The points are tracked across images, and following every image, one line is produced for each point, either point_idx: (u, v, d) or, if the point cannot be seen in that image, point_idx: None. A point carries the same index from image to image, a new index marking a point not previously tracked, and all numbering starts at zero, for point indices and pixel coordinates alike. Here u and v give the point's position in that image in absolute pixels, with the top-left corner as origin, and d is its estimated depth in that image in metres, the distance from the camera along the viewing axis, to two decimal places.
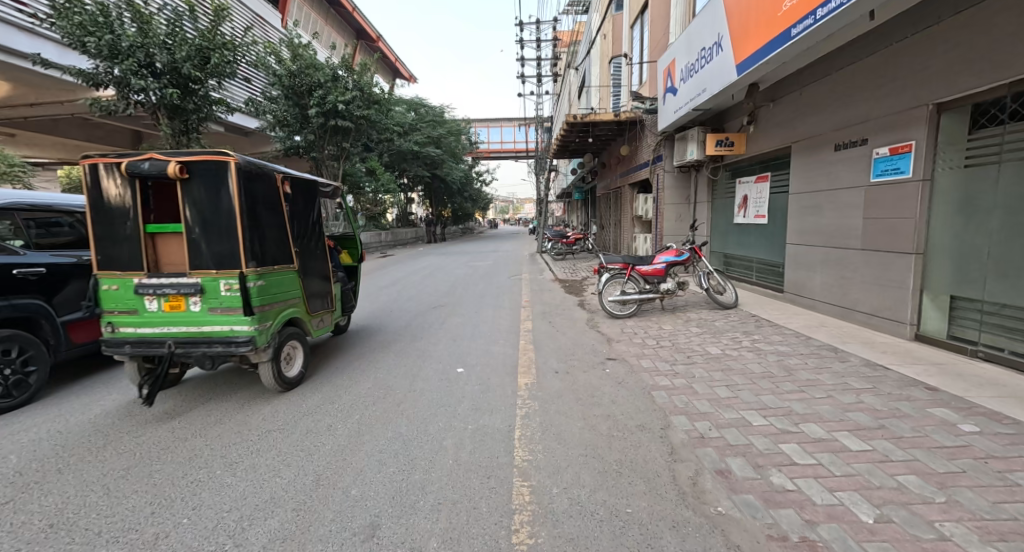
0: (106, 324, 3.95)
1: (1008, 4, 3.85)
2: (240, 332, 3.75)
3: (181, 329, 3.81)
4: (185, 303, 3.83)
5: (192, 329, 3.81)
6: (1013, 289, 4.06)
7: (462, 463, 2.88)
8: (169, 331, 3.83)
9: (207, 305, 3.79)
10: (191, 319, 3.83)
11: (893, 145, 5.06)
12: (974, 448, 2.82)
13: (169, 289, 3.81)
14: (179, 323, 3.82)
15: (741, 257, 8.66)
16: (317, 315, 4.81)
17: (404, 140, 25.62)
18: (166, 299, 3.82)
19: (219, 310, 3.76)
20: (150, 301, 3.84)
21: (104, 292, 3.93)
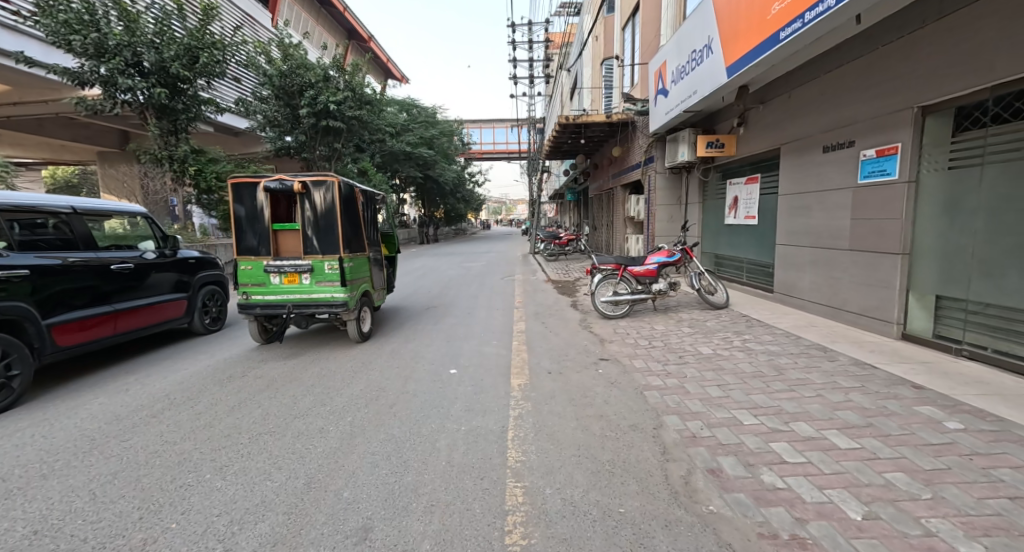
0: (240, 293, 5.55)
1: (991, 9, 3.93)
2: (338, 298, 5.40)
3: (295, 297, 5.44)
4: (299, 278, 5.46)
5: (303, 297, 5.44)
6: (997, 288, 4.12)
7: (455, 464, 2.88)
8: (286, 298, 5.45)
9: (315, 279, 5.43)
10: (303, 289, 5.46)
11: (879, 147, 5.13)
12: (959, 446, 2.87)
13: (288, 268, 5.44)
14: (294, 293, 5.45)
15: (732, 257, 8.75)
16: (378, 289, 6.55)
17: (396, 140, 25.54)
18: (286, 275, 5.44)
19: (324, 282, 5.41)
20: (274, 277, 5.47)
21: (240, 271, 5.53)
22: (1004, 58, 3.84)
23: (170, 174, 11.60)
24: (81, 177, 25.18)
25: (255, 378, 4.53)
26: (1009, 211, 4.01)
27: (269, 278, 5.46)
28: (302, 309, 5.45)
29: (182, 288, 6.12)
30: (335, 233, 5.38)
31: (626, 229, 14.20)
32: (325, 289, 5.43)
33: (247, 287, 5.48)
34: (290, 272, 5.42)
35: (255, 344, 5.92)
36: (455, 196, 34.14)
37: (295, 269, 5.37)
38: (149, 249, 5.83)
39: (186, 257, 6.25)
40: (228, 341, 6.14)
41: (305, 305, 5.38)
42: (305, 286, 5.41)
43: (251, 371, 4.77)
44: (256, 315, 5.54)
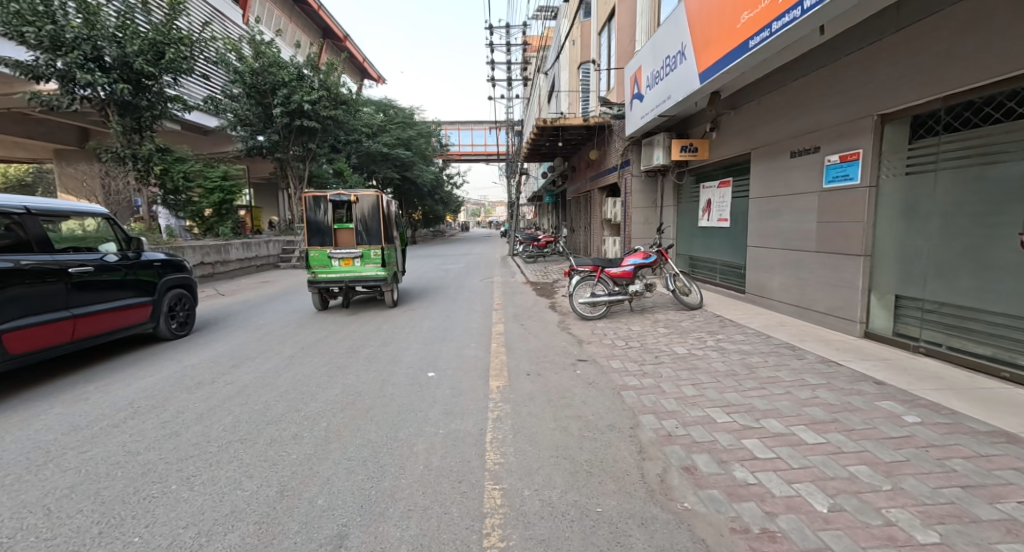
0: (309, 273, 7.89)
1: (940, 24, 4.16)
2: (380, 275, 7.91)
3: (350, 275, 7.87)
4: (351, 261, 7.88)
5: (355, 274, 7.89)
6: (951, 288, 4.33)
7: (433, 468, 2.86)
8: (343, 276, 7.88)
9: (364, 262, 7.90)
10: (355, 269, 7.90)
11: (842, 153, 5.35)
12: (917, 438, 3.01)
13: (345, 254, 7.83)
14: (349, 272, 7.88)
15: (706, 259, 8.96)
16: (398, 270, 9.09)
17: (373, 141, 25.22)
18: (343, 259, 7.84)
19: (371, 264, 7.91)
20: (335, 261, 7.84)
21: (310, 256, 7.84)
22: (953, 69, 4.07)
23: (133, 174, 11.21)
24: (34, 177, 23.98)
25: (226, 384, 4.41)
26: (962, 214, 4.22)
27: (331, 261, 7.80)
28: (355, 283, 7.90)
29: (147, 291, 5.92)
30: (380, 230, 7.94)
31: (603, 231, 14.39)
32: (372, 267, 7.95)
33: (315, 269, 7.79)
34: (346, 257, 7.80)
35: (225, 349, 5.76)
36: (433, 198, 33.93)
37: (350, 256, 7.76)
38: (110, 252, 5.61)
39: (150, 259, 6.04)
40: (197, 346, 5.96)
41: (357, 280, 7.82)
42: (357, 267, 7.83)
43: (222, 377, 4.64)
44: (320, 288, 7.92)
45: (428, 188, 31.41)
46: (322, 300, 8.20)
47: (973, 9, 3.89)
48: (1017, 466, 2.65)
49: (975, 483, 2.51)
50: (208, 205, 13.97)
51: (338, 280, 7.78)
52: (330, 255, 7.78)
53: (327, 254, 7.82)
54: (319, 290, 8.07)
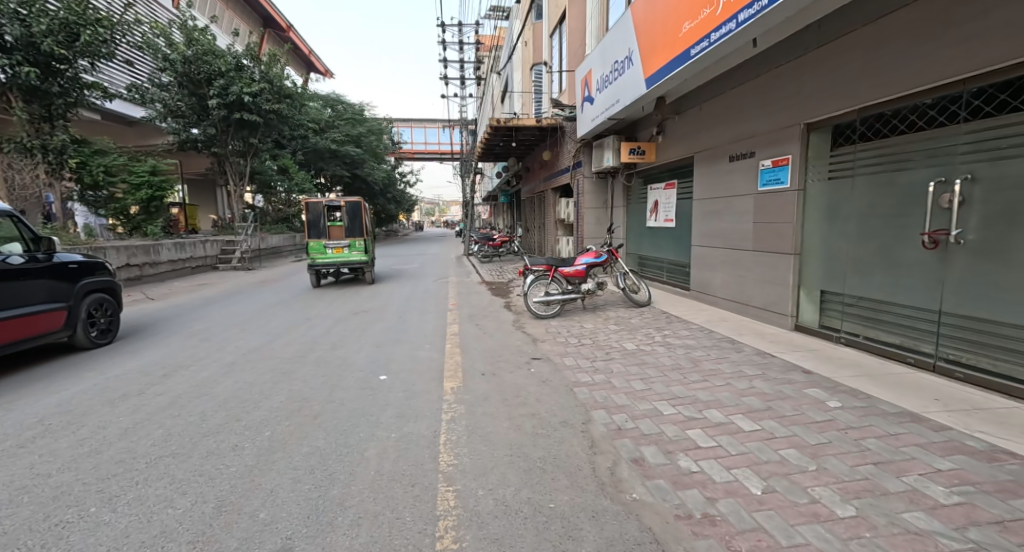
0: (309, 258, 10.95)
1: (854, 43, 4.56)
2: (362, 260, 11.10)
3: (340, 259, 11.00)
4: (341, 250, 11.02)
5: (344, 259, 11.04)
6: (867, 283, 4.74)
7: (385, 473, 2.81)
8: (335, 260, 10.99)
9: (351, 250, 11.10)
10: (344, 255, 11.06)
11: (775, 158, 5.72)
12: (838, 422, 3.28)
13: (336, 244, 10.99)
14: (339, 257, 11.03)
15: (654, 258, 9.30)
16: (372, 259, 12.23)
17: (320, 137, 24.36)
18: (335, 248, 10.99)
19: (356, 251, 11.10)
20: (329, 249, 10.95)
21: (310, 246, 10.93)
22: (869, 81, 4.44)
23: (43, 167, 10.24)
24: None
25: (155, 395, 4.12)
26: (875, 216, 4.63)
27: (326, 250, 10.86)
28: (343, 265, 11.03)
29: (61, 297, 5.42)
30: (363, 226, 11.33)
31: (556, 231, 14.60)
32: (357, 253, 11.14)
33: (314, 255, 10.83)
34: (338, 246, 10.97)
35: (156, 357, 5.39)
36: (385, 196, 33.17)
37: (341, 246, 10.90)
38: (15, 252, 5.06)
39: (65, 262, 5.55)
40: (123, 355, 5.53)
41: (346, 263, 10.99)
42: (345, 254, 10.94)
43: (150, 387, 4.33)
44: (317, 269, 10.97)
45: (380, 186, 30.66)
46: (316, 278, 11.23)
47: (885, 27, 4.26)
48: (920, 442, 2.95)
49: (885, 460, 2.77)
50: (134, 202, 12.93)
51: (331, 263, 10.88)
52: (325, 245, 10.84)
53: (323, 244, 10.91)
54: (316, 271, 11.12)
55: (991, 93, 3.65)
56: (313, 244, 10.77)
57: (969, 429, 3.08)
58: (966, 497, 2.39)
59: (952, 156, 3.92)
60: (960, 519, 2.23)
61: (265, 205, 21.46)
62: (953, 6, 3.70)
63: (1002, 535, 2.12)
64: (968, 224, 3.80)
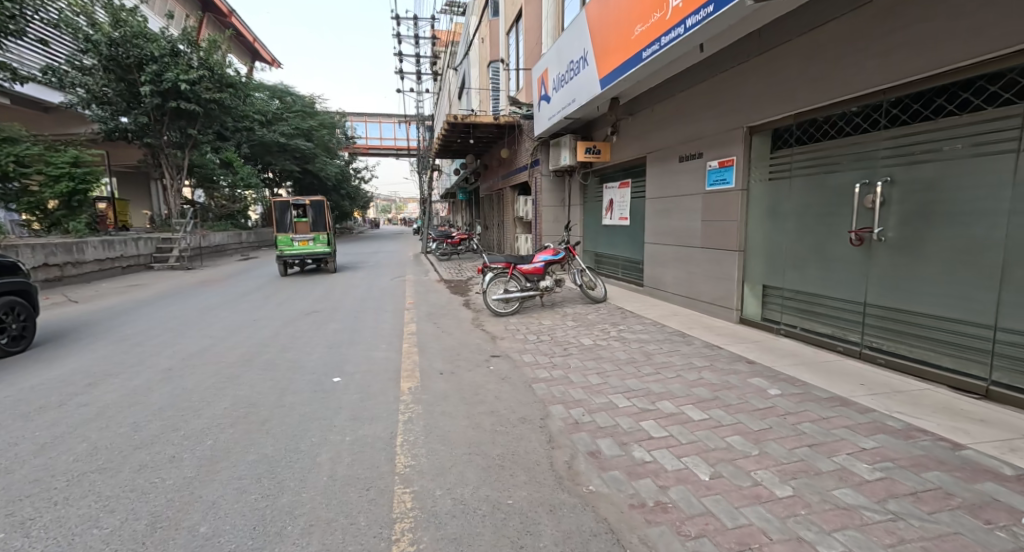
0: (279, 250, 12.70)
1: (791, 52, 4.85)
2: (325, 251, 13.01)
3: (306, 250, 12.87)
4: (306, 242, 12.88)
5: (310, 250, 12.92)
6: (803, 277, 5.06)
7: (338, 478, 2.73)
8: (302, 251, 12.85)
9: (315, 243, 12.97)
10: (309, 247, 12.94)
11: (721, 159, 5.98)
12: (778, 408, 3.48)
13: (303, 238, 12.86)
14: (305, 248, 12.90)
15: (610, 256, 9.52)
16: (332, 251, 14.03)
17: (268, 130, 23.26)
18: (301, 241, 12.85)
19: (319, 243, 13.01)
20: (296, 242, 12.73)
21: (279, 240, 12.67)
22: (805, 89, 4.73)
23: None
24: None
25: (79, 406, 3.81)
26: (810, 216, 4.94)
27: (293, 243, 12.65)
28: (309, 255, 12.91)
29: None
30: (326, 222, 13.21)
31: (515, 229, 14.64)
32: (320, 246, 13.05)
33: (282, 247, 12.59)
34: (304, 239, 12.81)
35: (81, 365, 4.98)
36: (338, 193, 32.09)
37: (307, 239, 12.74)
38: None
39: None
40: (41, 364, 5.06)
41: (311, 253, 12.86)
42: (310, 246, 12.80)
43: (74, 398, 4.00)
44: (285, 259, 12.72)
45: (333, 182, 29.60)
46: (283, 268, 13.00)
47: (818, 37, 4.54)
48: (848, 424, 3.19)
49: (819, 442, 2.97)
50: (52, 196, 11.88)
51: (298, 254, 12.69)
52: (293, 238, 12.64)
53: (290, 238, 12.71)
54: (284, 262, 12.88)
55: (908, 102, 3.97)
56: (282, 237, 12.53)
57: (890, 410, 3.35)
58: (886, 472, 2.61)
59: (874, 160, 4.24)
60: (881, 493, 2.43)
61: (206, 201, 20.28)
62: (875, 21, 4.00)
63: (916, 505, 2.33)
64: (888, 222, 4.14)
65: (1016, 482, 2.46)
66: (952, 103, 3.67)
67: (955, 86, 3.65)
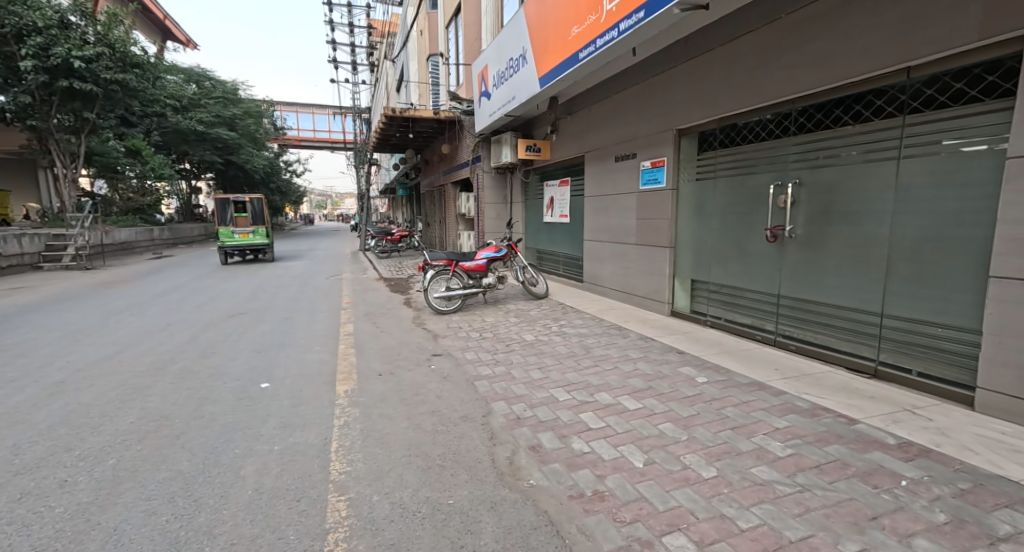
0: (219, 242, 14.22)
1: (712, 61, 5.17)
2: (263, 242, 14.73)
3: (246, 241, 14.55)
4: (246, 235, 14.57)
5: (250, 241, 14.59)
6: (727, 271, 5.40)
7: (265, 491, 2.55)
8: (242, 242, 14.48)
9: (255, 235, 14.68)
10: (249, 239, 14.62)
11: (653, 159, 6.24)
12: (704, 395, 3.70)
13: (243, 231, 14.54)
14: (245, 240, 14.55)
15: (551, 252, 9.68)
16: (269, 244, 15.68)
17: (184, 117, 21.32)
18: (242, 234, 14.52)
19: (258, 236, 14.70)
20: (236, 234, 14.40)
21: (220, 233, 14.25)
22: (726, 95, 5.04)
23: None
24: None
25: None
26: (732, 214, 5.29)
27: (234, 235, 14.26)
28: (249, 246, 14.56)
29: None
30: (265, 217, 15.05)
31: (457, 226, 14.47)
32: (259, 238, 14.71)
33: (223, 239, 14.14)
34: (244, 231, 14.48)
35: None
36: (267, 186, 30.16)
37: (247, 232, 14.46)
38: None
39: None
40: None
41: (251, 245, 14.54)
42: (250, 238, 14.47)
43: None
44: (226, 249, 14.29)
45: (261, 176, 27.77)
46: (224, 257, 14.50)
47: (736, 48, 4.86)
48: (765, 406, 3.45)
49: (739, 424, 3.19)
50: None
51: (238, 245, 14.27)
52: (233, 231, 14.28)
53: (231, 231, 14.35)
54: (224, 252, 14.41)
55: (812, 112, 4.35)
56: (222, 230, 14.12)
57: (799, 392, 3.66)
58: (795, 449, 2.85)
59: (786, 164, 4.62)
60: (792, 467, 2.65)
61: (108, 193, 18.22)
62: (784, 36, 4.34)
63: (819, 476, 2.56)
64: (797, 220, 4.52)
65: (898, 450, 2.78)
66: (847, 114, 4.07)
67: (849, 99, 4.05)
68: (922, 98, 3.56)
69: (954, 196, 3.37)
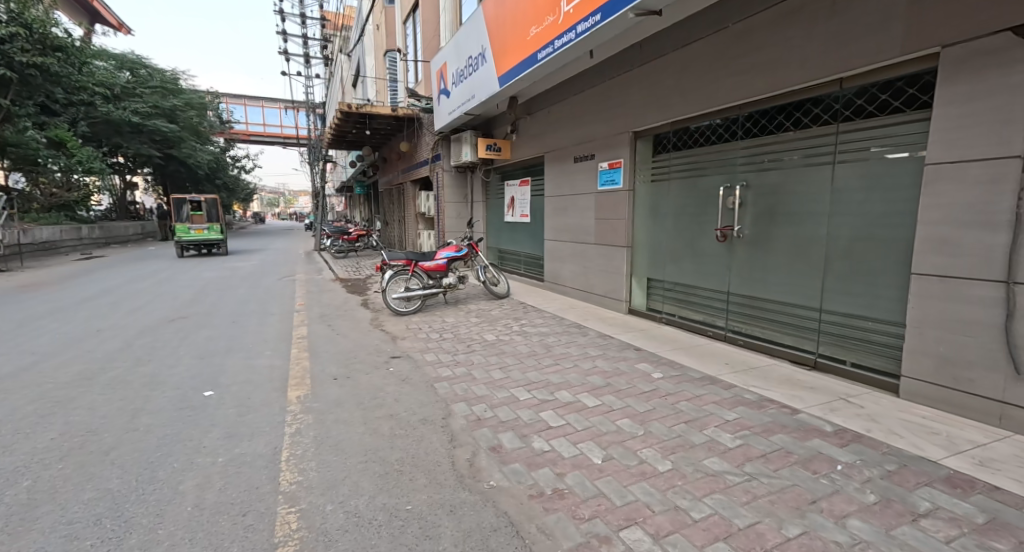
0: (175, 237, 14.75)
1: (665, 66, 5.32)
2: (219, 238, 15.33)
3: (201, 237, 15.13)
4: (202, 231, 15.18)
5: (205, 237, 15.16)
6: (681, 270, 5.57)
7: (206, 506, 2.40)
8: (198, 237, 15.03)
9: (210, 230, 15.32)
10: (205, 235, 15.20)
11: (610, 161, 6.36)
12: (660, 390, 3.80)
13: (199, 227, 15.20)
14: (200, 235, 15.12)
15: (512, 251, 9.69)
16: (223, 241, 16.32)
17: (116, 107, 19.78)
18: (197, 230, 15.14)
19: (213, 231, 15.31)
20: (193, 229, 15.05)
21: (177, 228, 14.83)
22: (678, 99, 5.19)
23: None
24: None
25: None
26: (685, 214, 5.45)
27: (189, 231, 14.80)
28: (205, 241, 15.10)
29: None
30: (220, 214, 15.84)
31: (416, 225, 14.18)
32: (215, 234, 15.32)
33: (179, 234, 14.69)
34: (199, 227, 15.03)
35: None
36: (212, 182, 28.55)
37: (202, 228, 15.00)
38: None
39: None
40: None
41: (206, 240, 15.06)
42: (205, 233, 15.04)
43: None
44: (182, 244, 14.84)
45: (206, 172, 26.27)
46: (179, 251, 15.06)
47: (687, 55, 5.03)
48: (715, 399, 3.57)
49: (692, 418, 3.28)
50: None
51: (194, 240, 14.81)
52: (189, 227, 14.87)
53: (187, 227, 14.87)
54: (180, 246, 14.95)
55: (757, 118, 4.57)
56: (178, 226, 14.64)
57: (748, 385, 3.83)
58: (744, 440, 2.96)
59: (734, 167, 4.81)
60: (740, 458, 2.75)
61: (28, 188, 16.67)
62: (732, 45, 4.52)
63: (765, 464, 2.68)
64: (745, 220, 4.72)
65: (835, 437, 2.94)
66: (789, 121, 4.29)
67: (791, 106, 4.27)
68: (853, 108, 3.79)
69: (881, 198, 3.61)
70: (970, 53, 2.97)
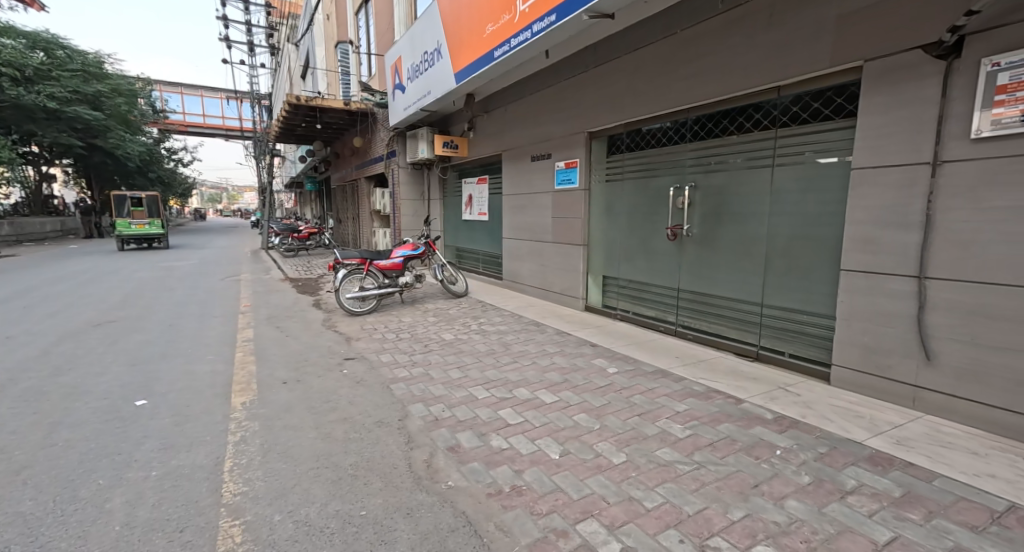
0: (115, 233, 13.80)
1: (619, 68, 5.45)
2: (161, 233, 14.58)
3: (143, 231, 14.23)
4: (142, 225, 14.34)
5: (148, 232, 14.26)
6: (634, 267, 5.74)
7: (140, 523, 2.25)
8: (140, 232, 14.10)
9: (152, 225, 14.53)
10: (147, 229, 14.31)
11: (566, 160, 6.46)
12: (615, 384, 3.90)
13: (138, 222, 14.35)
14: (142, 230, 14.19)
15: (471, 250, 9.65)
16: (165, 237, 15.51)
17: (26, 91, 18.09)
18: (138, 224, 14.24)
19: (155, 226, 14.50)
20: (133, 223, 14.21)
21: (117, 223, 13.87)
22: (631, 101, 5.33)
23: None
24: None
25: None
26: (638, 214, 5.62)
27: (129, 226, 13.86)
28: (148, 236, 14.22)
29: None
30: (161, 210, 14.99)
31: (371, 223, 13.82)
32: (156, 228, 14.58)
33: (119, 229, 13.74)
34: (139, 222, 14.14)
35: None
36: (143, 175, 26.51)
37: (143, 222, 14.19)
38: None
39: None
40: None
41: (147, 235, 14.12)
42: (148, 228, 14.16)
43: None
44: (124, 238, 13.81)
45: (137, 164, 24.48)
46: (120, 246, 13.97)
47: (640, 57, 5.16)
48: (667, 392, 3.71)
49: (646, 411, 3.40)
50: None
51: (136, 235, 13.95)
52: (129, 222, 14.02)
53: (127, 222, 13.97)
54: (121, 241, 13.89)
55: (704, 122, 4.77)
56: (118, 220, 13.75)
57: (696, 377, 4.00)
58: (693, 430, 3.09)
59: (684, 168, 5.00)
60: (689, 447, 2.87)
61: None
62: (681, 50, 4.69)
63: (712, 452, 2.81)
64: (693, 220, 4.92)
65: (774, 424, 3.13)
66: (733, 125, 4.50)
67: (735, 111, 4.48)
68: (790, 114, 4.03)
69: (815, 200, 3.86)
70: (890, 66, 3.22)
